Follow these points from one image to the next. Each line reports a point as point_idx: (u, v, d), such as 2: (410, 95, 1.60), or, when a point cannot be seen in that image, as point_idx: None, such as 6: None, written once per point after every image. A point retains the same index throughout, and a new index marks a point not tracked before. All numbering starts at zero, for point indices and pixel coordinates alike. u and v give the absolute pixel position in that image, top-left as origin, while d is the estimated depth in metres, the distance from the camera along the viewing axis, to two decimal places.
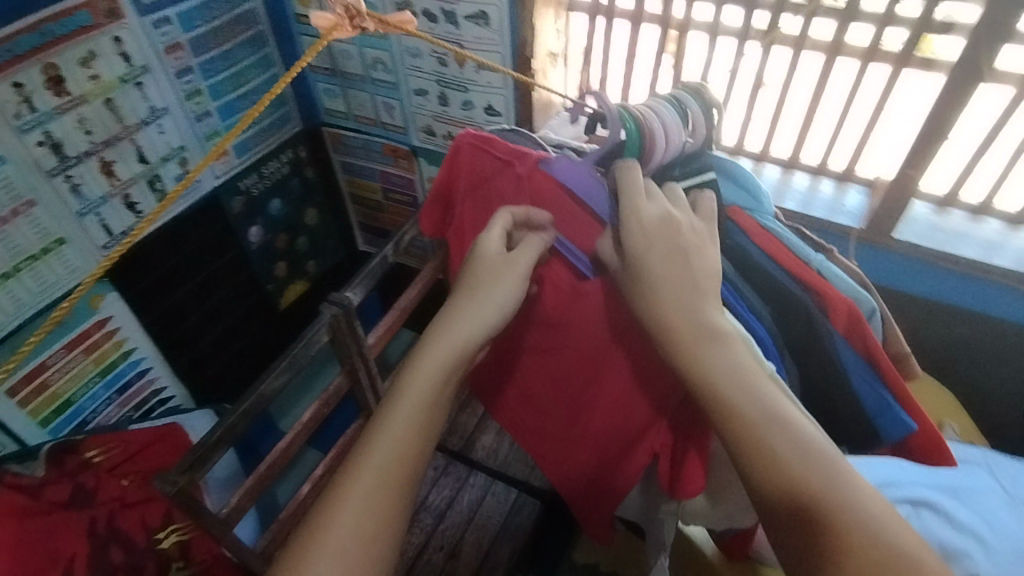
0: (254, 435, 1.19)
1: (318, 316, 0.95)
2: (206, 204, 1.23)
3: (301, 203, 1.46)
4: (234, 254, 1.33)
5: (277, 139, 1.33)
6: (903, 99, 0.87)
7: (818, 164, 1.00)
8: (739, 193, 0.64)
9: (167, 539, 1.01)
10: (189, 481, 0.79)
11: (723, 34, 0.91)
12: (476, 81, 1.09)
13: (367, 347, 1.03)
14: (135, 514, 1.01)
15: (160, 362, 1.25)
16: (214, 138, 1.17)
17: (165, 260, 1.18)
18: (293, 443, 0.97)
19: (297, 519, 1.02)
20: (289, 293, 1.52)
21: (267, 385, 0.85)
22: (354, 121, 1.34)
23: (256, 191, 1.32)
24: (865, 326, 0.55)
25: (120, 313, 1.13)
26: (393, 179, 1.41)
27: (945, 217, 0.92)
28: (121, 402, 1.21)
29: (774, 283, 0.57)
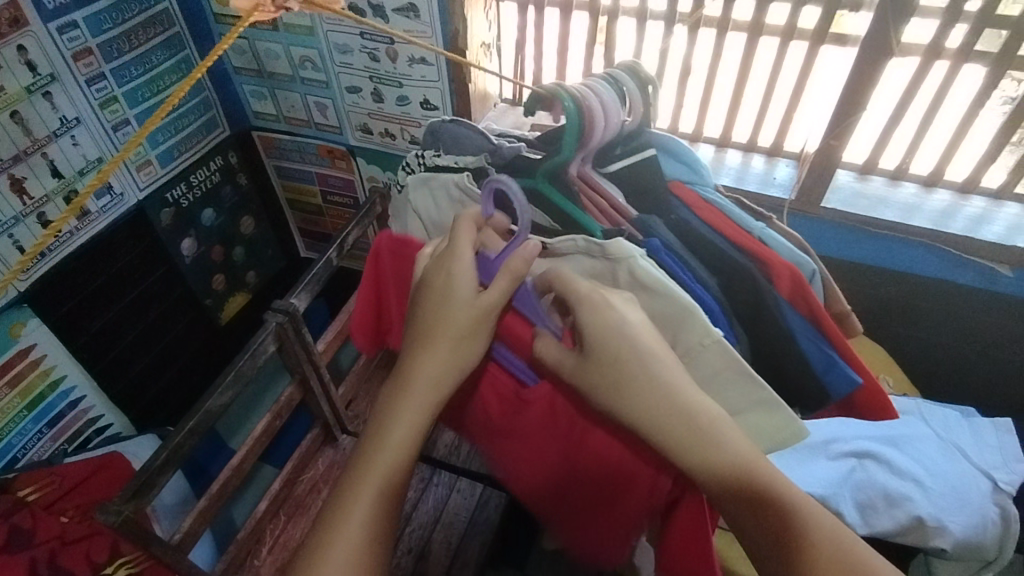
0: (203, 456, 1.14)
1: (261, 325, 0.91)
2: (132, 219, 1.16)
3: (236, 211, 1.40)
4: (168, 269, 1.27)
5: (204, 146, 1.27)
6: (823, 74, 0.92)
7: (748, 141, 1.04)
8: (681, 168, 0.66)
9: (116, 573, 0.95)
10: (135, 509, 0.75)
11: (651, 19, 0.93)
12: (410, 75, 1.07)
13: (318, 353, 1.00)
14: (78, 550, 0.95)
15: (94, 389, 1.18)
16: (135, 148, 1.11)
17: (91, 281, 1.11)
18: (245, 459, 0.93)
19: (256, 538, 0.98)
20: (230, 306, 1.46)
21: (212, 401, 0.81)
22: (285, 122, 1.29)
23: (186, 202, 1.26)
24: (807, 289, 0.57)
25: (45, 341, 1.06)
26: (331, 181, 1.37)
27: (866, 182, 0.98)
28: (53, 435, 1.14)
29: (718, 252, 0.59)
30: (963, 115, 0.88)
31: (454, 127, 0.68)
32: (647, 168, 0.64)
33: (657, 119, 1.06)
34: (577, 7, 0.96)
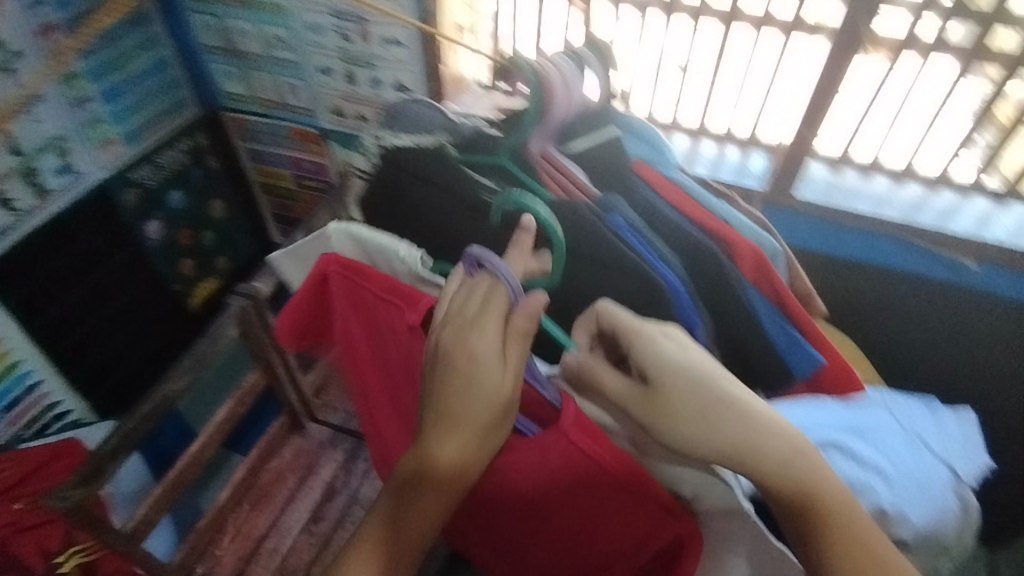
0: (165, 443, 1.11)
1: (223, 309, 0.87)
2: (94, 199, 1.13)
3: (206, 194, 1.36)
4: (132, 252, 1.23)
5: (171, 126, 1.24)
6: (795, 65, 0.91)
7: (724, 132, 1.03)
8: (643, 147, 0.65)
9: (68, 562, 0.92)
10: (87, 495, 0.74)
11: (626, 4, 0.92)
12: (383, 57, 1.05)
13: (283, 339, 0.97)
14: (31, 538, 0.94)
15: (52, 374, 1.14)
16: (98, 125, 1.09)
17: (47, 261, 1.07)
18: (205, 445, 0.91)
19: (217, 528, 0.96)
20: (200, 292, 1.42)
21: (167, 386, 0.78)
22: (257, 104, 1.26)
23: (152, 182, 1.22)
24: (770, 269, 0.59)
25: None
26: (304, 165, 1.34)
27: (839, 175, 0.98)
28: (9, 421, 1.10)
29: (687, 237, 0.58)
30: (934, 107, 0.88)
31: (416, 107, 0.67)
32: (611, 146, 0.62)
33: (634, 108, 1.05)
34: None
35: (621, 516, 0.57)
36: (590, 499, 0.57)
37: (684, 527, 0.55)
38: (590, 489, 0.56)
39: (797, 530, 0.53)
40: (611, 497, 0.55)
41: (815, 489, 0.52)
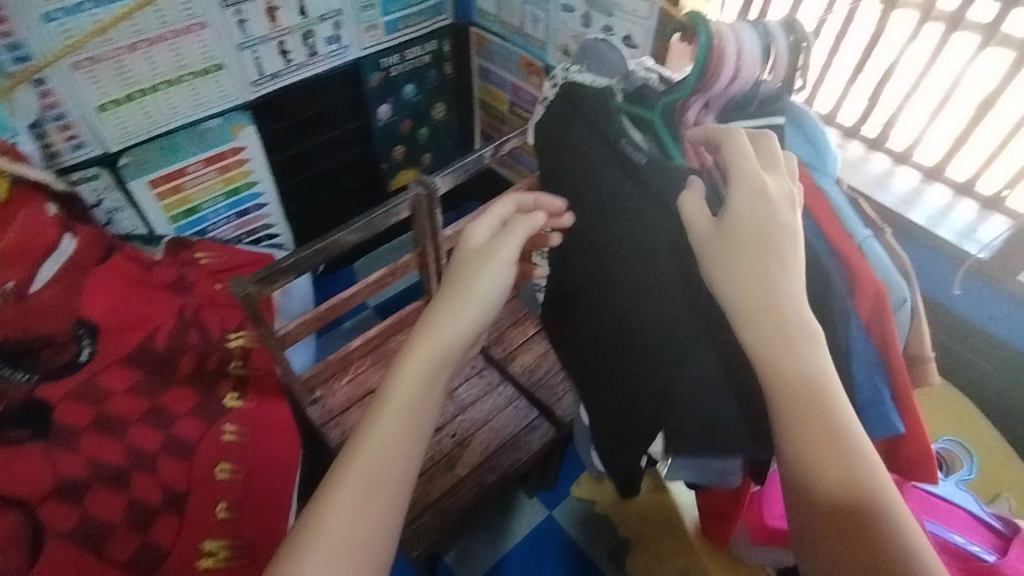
0: (336, 285, 1.30)
1: (403, 190, 1.00)
2: (347, 71, 1.30)
3: (433, 95, 1.49)
4: (361, 125, 1.40)
5: (427, 26, 1.36)
6: None
7: (991, 198, 0.86)
8: (801, 143, 0.58)
9: (235, 341, 1.03)
10: (257, 291, 0.90)
11: (942, 181, 0.90)
12: (623, 7, 1.05)
13: (443, 237, 1.08)
14: (217, 313, 1.06)
15: (274, 200, 1.36)
16: (369, 10, 1.23)
17: (299, 112, 1.27)
18: (355, 296, 1.05)
19: (339, 369, 1.15)
20: (402, 177, 1.58)
21: (343, 237, 0.94)
22: (499, 26, 1.35)
23: (395, 72, 1.37)
24: (888, 315, 0.48)
25: (254, 146, 1.24)
26: (521, 95, 1.42)
27: None
28: (236, 224, 1.33)
29: (804, 249, 0.51)
30: None
31: (604, 47, 0.68)
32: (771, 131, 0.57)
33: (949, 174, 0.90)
34: (903, 6, 0.82)
35: None
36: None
37: None
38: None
39: (854, 536, 0.43)
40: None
41: (864, 518, 0.44)
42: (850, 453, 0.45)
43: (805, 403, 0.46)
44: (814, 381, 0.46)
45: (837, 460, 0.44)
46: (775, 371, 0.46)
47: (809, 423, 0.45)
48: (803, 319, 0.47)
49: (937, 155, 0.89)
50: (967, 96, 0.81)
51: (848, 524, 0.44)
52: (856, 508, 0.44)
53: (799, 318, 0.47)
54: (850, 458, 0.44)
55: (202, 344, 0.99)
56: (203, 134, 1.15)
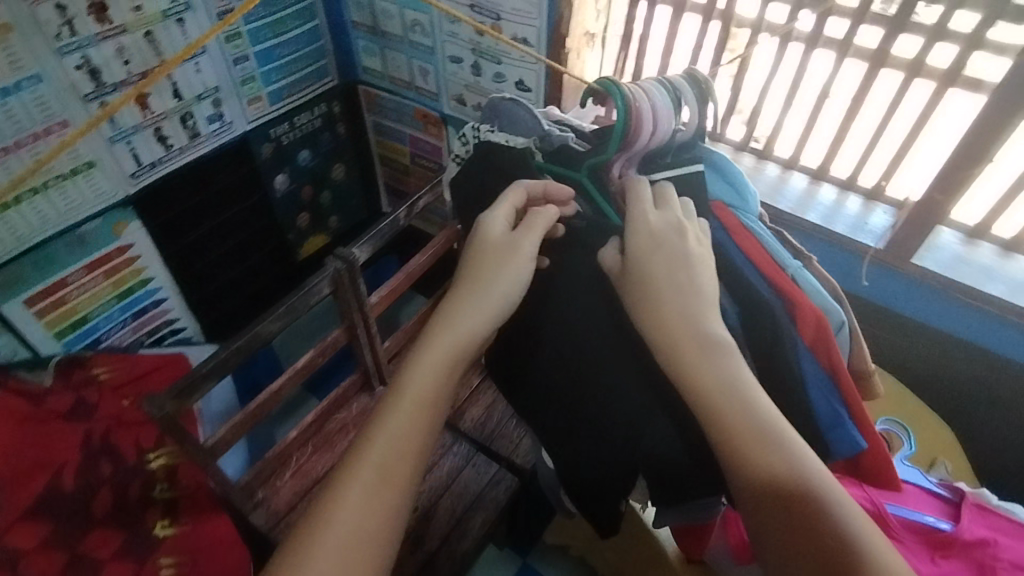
0: (258, 372, 1.22)
1: (321, 266, 0.95)
2: (235, 147, 1.23)
3: (330, 157, 1.45)
4: (259, 199, 1.33)
5: (313, 90, 1.32)
6: (1017, 150, 0.80)
7: (872, 188, 0.95)
8: (726, 188, 0.63)
9: (156, 461, 0.95)
10: (177, 407, 0.82)
11: (829, 178, 0.98)
12: (510, 54, 1.08)
13: (370, 305, 1.04)
14: (129, 433, 0.96)
15: (175, 293, 1.25)
16: (249, 83, 1.18)
17: (188, 198, 1.19)
18: (285, 385, 0.99)
19: (279, 465, 1.06)
20: (310, 245, 1.52)
21: (263, 327, 0.87)
22: (388, 82, 1.33)
23: (286, 140, 1.32)
24: (831, 339, 0.54)
25: (142, 241, 1.14)
26: (421, 146, 1.40)
27: (973, 249, 0.89)
28: (134, 326, 1.21)
29: (751, 290, 0.56)
30: None
31: (513, 107, 0.68)
32: (693, 181, 0.61)
33: (834, 170, 0.97)
34: (766, 30, 0.89)
35: (1006, 539, 0.68)
36: (980, 526, 0.69)
37: None
38: (974, 514, 0.70)
39: (791, 526, 0.45)
40: (977, 522, 0.70)
41: (799, 508, 0.45)
42: (776, 443, 0.47)
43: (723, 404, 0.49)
44: (731, 382, 0.50)
45: (758, 448, 0.47)
46: (690, 379, 0.50)
47: (736, 416, 0.48)
48: (707, 335, 0.52)
49: (820, 157, 0.97)
50: (838, 100, 0.90)
51: (784, 515, 0.45)
52: (788, 497, 0.45)
53: (700, 332, 0.52)
54: (773, 451, 0.47)
55: (116, 474, 0.91)
56: (81, 240, 1.05)
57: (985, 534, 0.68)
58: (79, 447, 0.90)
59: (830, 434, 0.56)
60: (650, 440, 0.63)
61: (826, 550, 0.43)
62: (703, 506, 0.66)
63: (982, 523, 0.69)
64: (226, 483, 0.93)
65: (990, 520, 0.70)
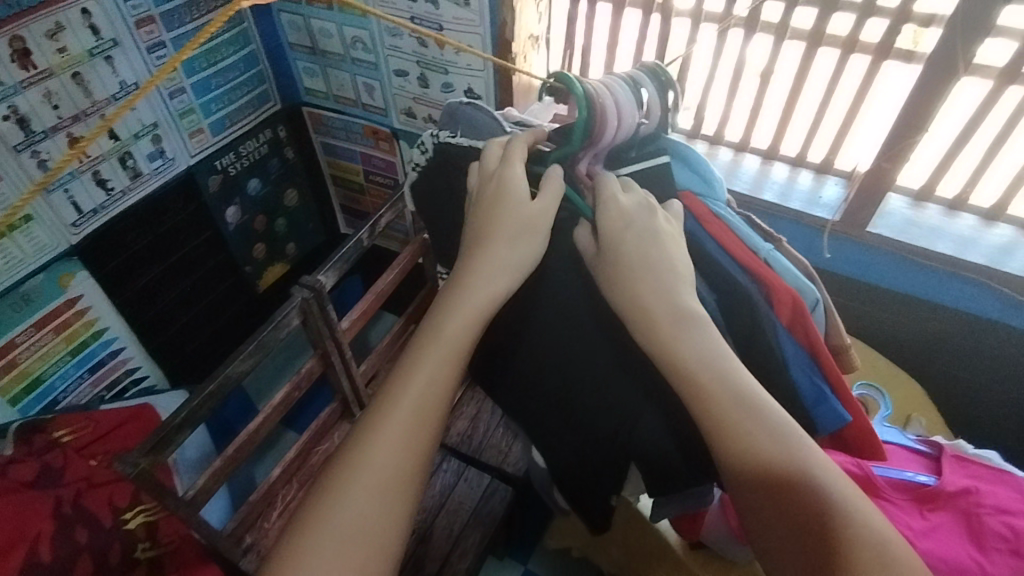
0: (231, 413, 1.18)
1: (287, 297, 0.93)
2: (181, 183, 1.19)
3: (281, 184, 1.41)
4: (211, 234, 1.29)
5: (256, 116, 1.29)
6: (954, 109, 0.84)
7: (821, 162, 0.98)
8: (695, 179, 0.64)
9: (133, 520, 0.92)
10: (151, 463, 0.78)
11: (780, 157, 1.01)
12: (456, 63, 1.07)
13: (342, 331, 1.01)
14: (102, 494, 0.92)
15: (133, 342, 1.20)
16: (188, 115, 1.14)
17: (135, 241, 1.14)
18: (263, 424, 0.96)
19: (265, 506, 1.02)
20: (269, 275, 1.48)
21: (234, 367, 0.84)
22: (334, 101, 1.31)
23: (234, 171, 1.28)
24: (807, 318, 0.56)
25: (92, 292, 1.09)
26: (374, 162, 1.38)
27: (921, 211, 0.93)
28: (92, 381, 1.16)
29: (726, 277, 0.57)
30: (1004, 188, 0.88)
31: (472, 111, 0.68)
32: (660, 176, 0.61)
33: (783, 149, 1.00)
34: (706, 19, 0.91)
35: (986, 485, 0.71)
36: (962, 476, 0.72)
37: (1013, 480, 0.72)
38: (954, 465, 0.73)
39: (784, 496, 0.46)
40: (958, 472, 0.73)
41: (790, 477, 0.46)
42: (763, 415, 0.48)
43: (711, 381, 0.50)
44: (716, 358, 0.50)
45: (740, 413, 0.48)
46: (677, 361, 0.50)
47: (716, 385, 0.49)
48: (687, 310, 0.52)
49: (769, 137, 1.00)
50: (781, 78, 0.92)
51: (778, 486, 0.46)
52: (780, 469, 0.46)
53: (679, 309, 0.52)
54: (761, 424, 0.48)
55: (92, 540, 0.88)
56: (25, 299, 0.99)
57: (967, 483, 0.71)
58: (50, 516, 0.86)
59: (815, 409, 0.57)
60: (645, 432, 0.63)
61: (807, 505, 0.45)
62: (699, 495, 0.65)
63: (963, 473, 0.72)
64: (212, 533, 0.89)
65: (970, 468, 0.73)
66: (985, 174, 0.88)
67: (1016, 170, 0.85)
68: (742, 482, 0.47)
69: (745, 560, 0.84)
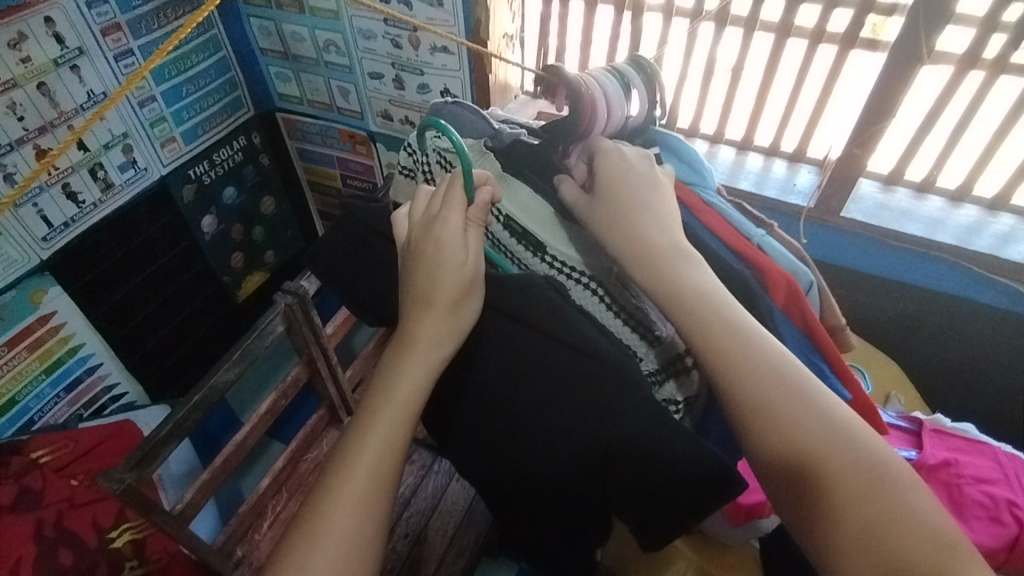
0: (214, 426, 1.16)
1: (271, 304, 0.92)
2: (154, 194, 1.17)
3: (257, 191, 1.39)
4: (187, 244, 1.27)
5: (229, 124, 1.27)
6: (918, 96, 0.87)
7: (794, 151, 1.01)
8: (684, 168, 0.65)
9: (120, 538, 0.90)
10: (138, 477, 0.76)
11: (754, 148, 1.04)
12: (431, 64, 1.08)
13: (326, 336, 1.00)
14: (85, 513, 0.90)
15: (111, 358, 1.17)
16: (160, 124, 1.12)
17: (109, 255, 1.11)
18: (250, 434, 0.94)
19: (255, 517, 1.01)
20: (248, 284, 1.45)
21: (218, 377, 0.83)
22: (308, 105, 1.30)
23: (208, 179, 1.26)
24: (802, 300, 0.56)
25: (66, 308, 1.06)
26: (351, 166, 1.37)
27: (891, 194, 0.96)
28: (69, 400, 1.13)
29: (720, 264, 0.57)
30: (969, 168, 0.91)
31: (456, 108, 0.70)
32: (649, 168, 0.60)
33: (757, 140, 1.03)
34: (677, 14, 0.92)
35: (965, 457, 0.74)
36: (942, 450, 0.75)
37: (988, 449, 0.75)
38: (934, 440, 0.76)
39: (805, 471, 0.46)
40: (938, 446, 0.75)
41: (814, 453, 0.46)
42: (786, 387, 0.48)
43: (725, 346, 0.49)
44: (727, 328, 0.50)
45: (761, 380, 0.48)
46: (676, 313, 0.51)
47: (714, 356, 0.49)
48: (677, 250, 0.53)
49: (743, 129, 1.02)
50: (753, 70, 0.94)
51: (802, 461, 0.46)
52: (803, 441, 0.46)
53: (667, 247, 0.53)
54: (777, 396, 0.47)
55: (79, 561, 0.86)
56: None
57: (949, 456, 0.74)
58: (34, 538, 0.84)
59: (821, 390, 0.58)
60: None
61: (826, 475, 0.45)
62: None
63: (944, 446, 0.75)
64: (201, 547, 0.88)
65: (949, 442, 0.76)
66: (950, 154, 0.91)
67: (981, 149, 0.88)
68: (761, 450, 0.47)
69: (738, 545, 0.85)
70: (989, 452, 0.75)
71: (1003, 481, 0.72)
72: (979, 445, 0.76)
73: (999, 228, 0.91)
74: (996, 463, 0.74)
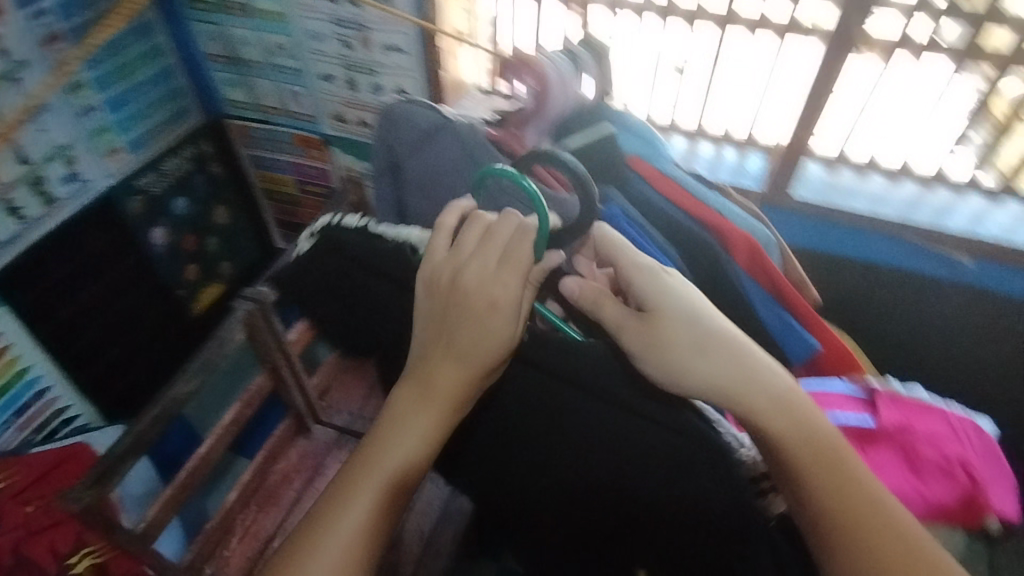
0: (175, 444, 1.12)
1: (229, 312, 0.89)
2: (99, 207, 1.12)
3: (209, 201, 1.35)
4: (137, 258, 1.22)
5: (177, 132, 1.23)
6: (851, 83, 0.91)
7: (744, 138, 1.04)
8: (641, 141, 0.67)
9: (80, 564, 0.87)
10: (98, 496, 0.74)
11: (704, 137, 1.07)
12: (384, 63, 1.07)
13: (289, 341, 0.98)
14: (42, 541, 0.86)
15: (61, 380, 1.12)
16: (103, 135, 1.08)
17: (54, 272, 1.07)
18: (214, 447, 0.92)
19: (224, 534, 0.98)
20: (205, 297, 1.41)
21: (178, 389, 0.80)
22: (258, 111, 1.27)
23: (157, 189, 1.22)
24: (763, 258, 0.60)
25: (10, 329, 1.01)
26: (306, 171, 1.35)
27: (836, 174, 1.00)
28: (18, 426, 1.07)
29: (684, 230, 0.60)
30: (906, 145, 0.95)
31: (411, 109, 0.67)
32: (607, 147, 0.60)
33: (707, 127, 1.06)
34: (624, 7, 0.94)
35: (918, 420, 0.76)
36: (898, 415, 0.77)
37: (938, 411, 0.78)
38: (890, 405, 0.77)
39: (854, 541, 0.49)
40: (895, 411, 0.77)
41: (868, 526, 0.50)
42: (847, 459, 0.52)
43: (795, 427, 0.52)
44: (797, 409, 0.52)
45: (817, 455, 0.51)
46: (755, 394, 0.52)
47: (788, 426, 0.52)
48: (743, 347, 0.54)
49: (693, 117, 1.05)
50: (699, 59, 0.97)
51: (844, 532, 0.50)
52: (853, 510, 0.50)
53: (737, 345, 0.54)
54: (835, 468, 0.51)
55: None
56: None
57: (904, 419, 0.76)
58: None
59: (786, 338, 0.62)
60: None
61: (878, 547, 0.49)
62: None
63: (899, 410, 0.77)
64: (168, 567, 0.85)
65: (904, 406, 0.77)
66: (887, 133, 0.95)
67: None
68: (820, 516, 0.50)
69: None
70: (937, 413, 0.78)
71: (954, 439, 0.75)
72: (930, 408, 0.78)
73: (936, 202, 0.96)
74: (944, 424, 0.77)
